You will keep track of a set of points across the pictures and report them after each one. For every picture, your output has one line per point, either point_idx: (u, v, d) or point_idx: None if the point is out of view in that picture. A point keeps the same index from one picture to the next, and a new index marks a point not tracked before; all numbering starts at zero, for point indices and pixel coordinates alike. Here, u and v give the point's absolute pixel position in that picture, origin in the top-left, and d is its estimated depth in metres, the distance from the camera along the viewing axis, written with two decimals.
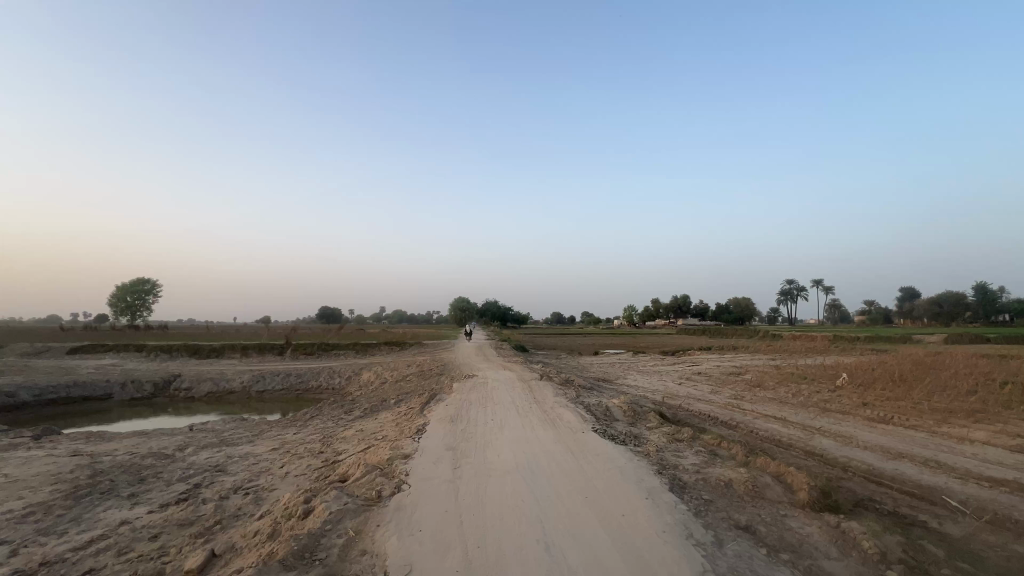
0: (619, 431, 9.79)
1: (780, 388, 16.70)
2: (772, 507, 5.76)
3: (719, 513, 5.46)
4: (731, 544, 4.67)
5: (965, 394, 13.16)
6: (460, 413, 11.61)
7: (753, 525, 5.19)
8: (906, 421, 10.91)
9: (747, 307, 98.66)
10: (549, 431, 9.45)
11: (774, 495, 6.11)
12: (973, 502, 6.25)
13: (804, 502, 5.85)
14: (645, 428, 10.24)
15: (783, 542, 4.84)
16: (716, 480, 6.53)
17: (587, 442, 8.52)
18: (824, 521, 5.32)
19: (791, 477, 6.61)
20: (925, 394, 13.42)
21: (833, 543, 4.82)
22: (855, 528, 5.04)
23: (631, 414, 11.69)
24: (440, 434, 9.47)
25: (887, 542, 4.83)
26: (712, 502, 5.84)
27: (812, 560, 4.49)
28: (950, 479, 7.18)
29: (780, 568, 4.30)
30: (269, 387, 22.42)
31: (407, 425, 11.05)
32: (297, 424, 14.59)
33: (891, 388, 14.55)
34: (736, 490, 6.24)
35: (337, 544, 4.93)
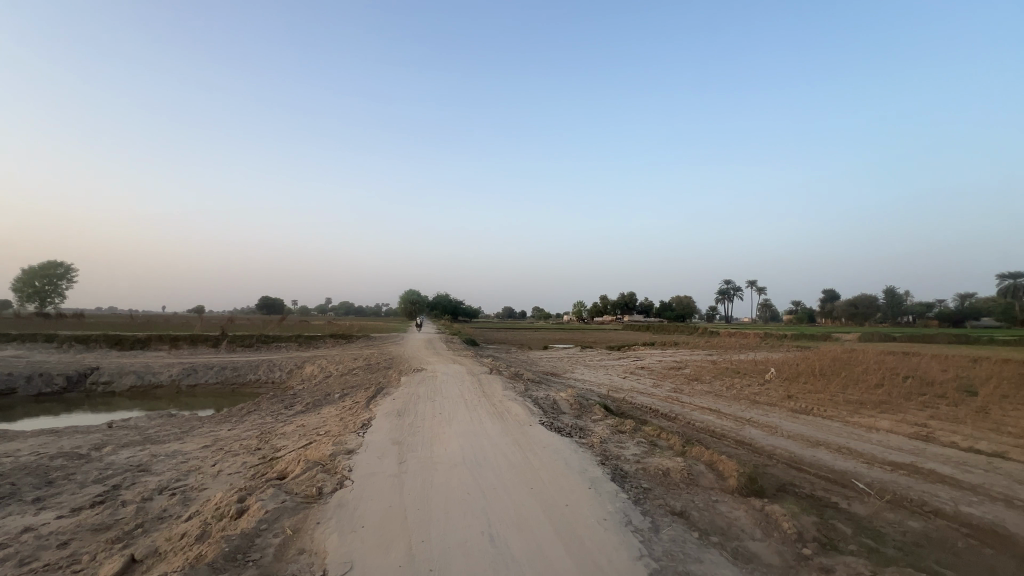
0: (565, 423, 10.02)
1: (716, 381, 17.72)
2: (705, 493, 6.12)
3: (656, 501, 5.74)
4: (667, 530, 4.91)
5: (873, 386, 14.55)
6: (407, 406, 11.44)
7: (687, 510, 5.49)
8: (824, 412, 11.94)
9: (689, 306, 103.43)
10: (497, 424, 9.52)
11: (706, 482, 6.48)
12: (877, 485, 6.93)
13: (733, 488, 6.26)
14: (590, 421, 10.55)
15: (713, 526, 5.16)
16: (655, 469, 6.84)
17: (533, 434, 8.64)
18: (750, 505, 5.71)
19: (722, 465, 7.04)
20: (840, 387, 14.72)
21: (758, 525, 5.18)
22: (777, 511, 5.45)
23: (578, 407, 11.97)
24: (386, 428, 9.28)
25: (804, 522, 5.25)
26: (650, 490, 6.12)
27: (739, 541, 4.82)
28: (859, 464, 7.90)
29: (709, 549, 4.58)
30: (201, 381, 21.05)
31: (352, 420, 10.74)
32: (231, 420, 13.78)
33: (812, 382, 15.81)
34: (673, 478, 6.58)
35: (273, 544, 4.72)
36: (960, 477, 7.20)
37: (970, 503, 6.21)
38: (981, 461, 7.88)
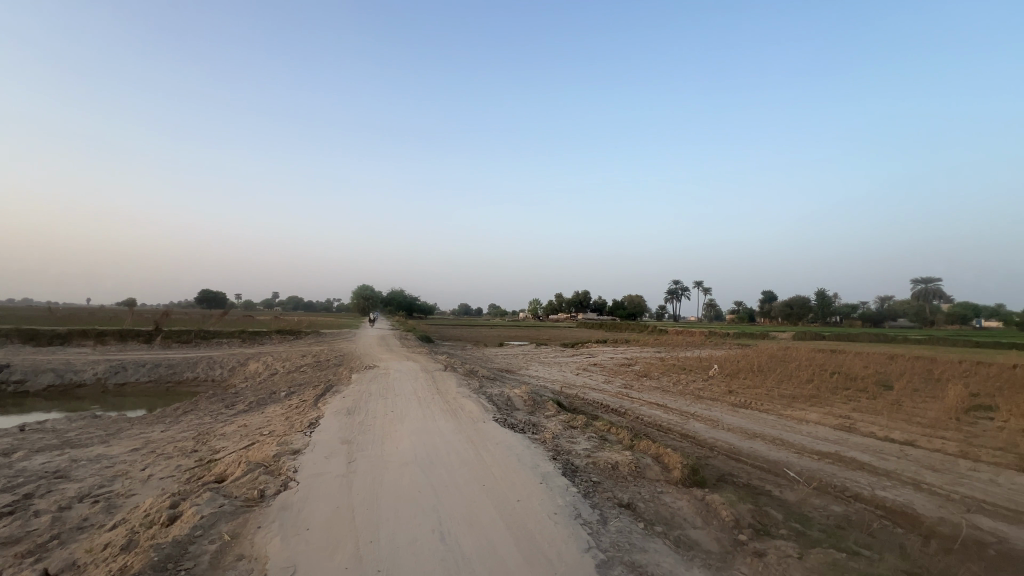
0: (519, 420, 10.10)
1: (663, 377, 18.45)
2: (651, 484, 6.36)
3: (605, 493, 5.90)
4: (614, 521, 5.06)
5: (805, 381, 15.65)
6: (358, 404, 11.14)
7: (634, 502, 5.68)
8: (761, 405, 12.71)
9: (639, 305, 106.84)
10: (451, 421, 9.46)
11: (653, 474, 6.74)
12: (806, 473, 7.45)
13: (677, 479, 6.54)
14: (543, 417, 10.70)
15: (658, 516, 5.37)
16: (604, 463, 7.03)
17: (487, 431, 8.64)
18: (692, 495, 5.98)
19: (667, 457, 7.34)
20: (775, 382, 15.72)
21: (699, 514, 5.44)
22: (716, 500, 5.74)
23: (531, 403, 12.08)
24: (335, 427, 9.00)
25: (741, 510, 5.57)
26: (600, 483, 6.29)
27: (681, 530, 5.04)
28: (790, 454, 8.47)
29: (654, 539, 4.76)
30: (131, 380, 19.56)
31: (298, 419, 10.33)
32: (164, 421, 12.88)
33: (751, 378, 16.78)
34: (621, 471, 6.79)
35: (208, 551, 4.46)
36: (877, 464, 7.86)
37: (885, 487, 6.80)
38: (895, 449, 8.65)
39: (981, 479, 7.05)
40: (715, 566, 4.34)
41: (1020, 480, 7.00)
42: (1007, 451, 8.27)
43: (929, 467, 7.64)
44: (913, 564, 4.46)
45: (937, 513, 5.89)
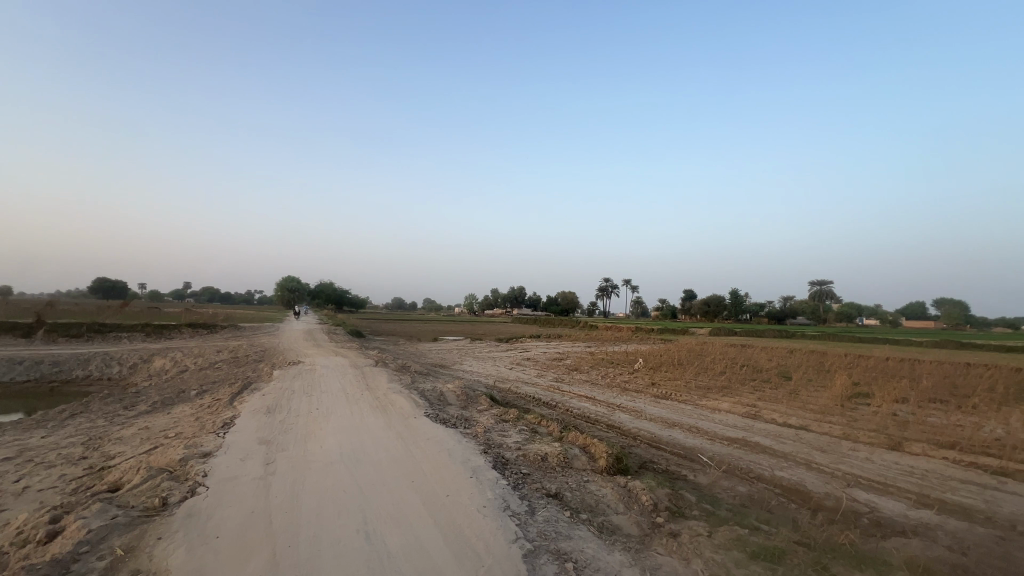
0: (451, 414, 10.03)
1: (592, 371, 19.19)
2: (578, 474, 6.58)
3: (533, 484, 6.03)
4: (542, 512, 5.17)
5: (718, 373, 16.99)
6: (279, 402, 10.50)
7: (561, 492, 5.85)
8: (679, 396, 13.62)
9: (572, 301, 110.08)
10: (380, 417, 9.19)
11: (580, 464, 6.98)
12: (717, 458, 8.07)
13: (602, 468, 6.83)
14: (475, 411, 10.72)
15: (583, 504, 5.57)
16: (534, 455, 7.16)
17: (417, 427, 8.49)
18: (616, 483, 6.26)
19: (594, 447, 7.63)
20: (693, 374, 16.90)
21: (621, 500, 5.71)
22: (637, 486, 6.07)
23: (464, 398, 12.05)
24: (253, 427, 8.42)
25: (659, 494, 5.93)
26: (529, 475, 6.42)
27: (604, 516, 5.27)
28: (704, 441, 9.14)
29: (579, 526, 4.94)
30: (3, 380, 17.00)
31: (211, 419, 9.53)
32: (46, 425, 11.33)
33: (672, 370, 17.89)
34: (550, 462, 6.96)
35: (97, 569, 3.99)
36: (777, 447, 8.69)
37: (783, 468, 7.55)
38: (792, 433, 9.62)
39: (860, 458, 8.04)
40: (635, 549, 4.58)
41: (890, 457, 8.05)
42: (880, 432, 9.50)
43: (819, 449, 8.59)
44: (804, 534, 4.99)
45: (824, 489, 6.63)
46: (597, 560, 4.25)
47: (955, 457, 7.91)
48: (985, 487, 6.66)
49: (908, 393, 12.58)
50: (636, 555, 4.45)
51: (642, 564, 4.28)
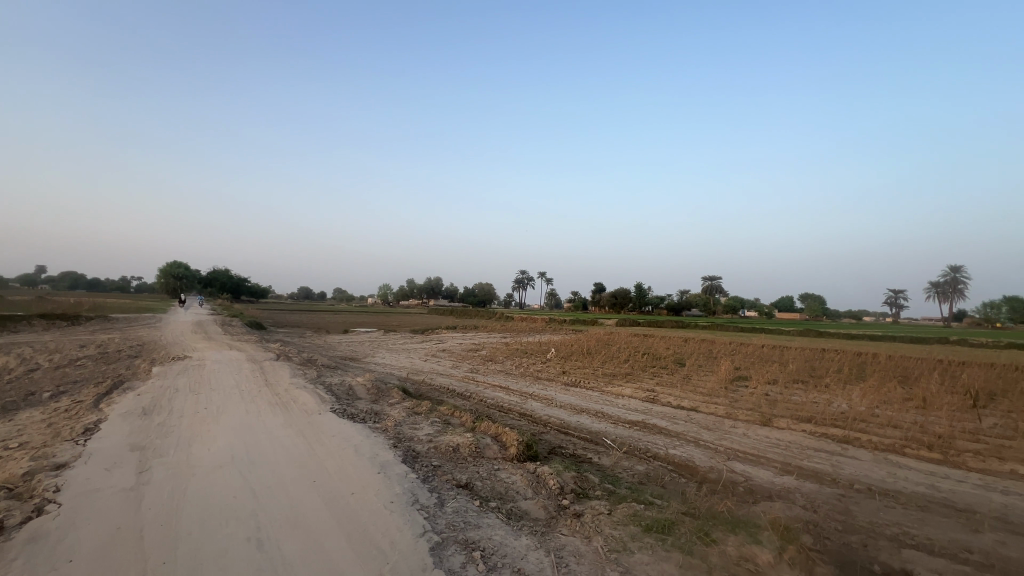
0: (360, 409, 9.62)
1: (507, 361, 19.53)
2: (489, 463, 6.65)
3: (443, 476, 5.98)
4: (451, 503, 5.15)
5: (623, 361, 18.15)
6: (157, 403, 9.31)
7: (471, 482, 5.87)
8: (588, 383, 14.35)
9: (488, 292, 110.77)
10: (279, 415, 8.54)
11: (491, 453, 7.05)
12: (619, 440, 8.60)
13: (513, 456, 6.96)
14: (386, 405, 10.39)
15: (493, 492, 5.64)
16: (446, 447, 7.10)
17: (322, 423, 8.02)
18: (525, 469, 6.44)
19: (505, 436, 7.75)
20: (600, 363, 17.88)
21: (530, 485, 5.87)
22: (545, 471, 6.28)
23: (375, 391, 11.63)
24: (123, 431, 7.38)
25: (565, 477, 6.19)
26: (440, 466, 6.36)
27: (513, 503, 5.38)
28: (609, 425, 9.70)
29: (488, 514, 5.00)
30: None
31: (68, 425, 8.20)
32: None
33: (581, 359, 18.75)
34: (461, 453, 6.95)
35: None
36: (672, 428, 9.49)
37: (675, 446, 8.24)
38: (684, 414, 10.58)
39: (738, 434, 9.04)
40: (541, 532, 4.72)
41: (762, 431, 9.16)
42: (755, 411, 10.76)
43: (706, 427, 9.52)
44: (691, 505, 5.49)
45: (709, 463, 7.36)
46: (504, 546, 4.32)
47: (812, 430, 9.21)
48: (833, 454, 7.83)
49: (777, 376, 14.43)
50: (542, 538, 4.60)
51: (547, 546, 4.43)
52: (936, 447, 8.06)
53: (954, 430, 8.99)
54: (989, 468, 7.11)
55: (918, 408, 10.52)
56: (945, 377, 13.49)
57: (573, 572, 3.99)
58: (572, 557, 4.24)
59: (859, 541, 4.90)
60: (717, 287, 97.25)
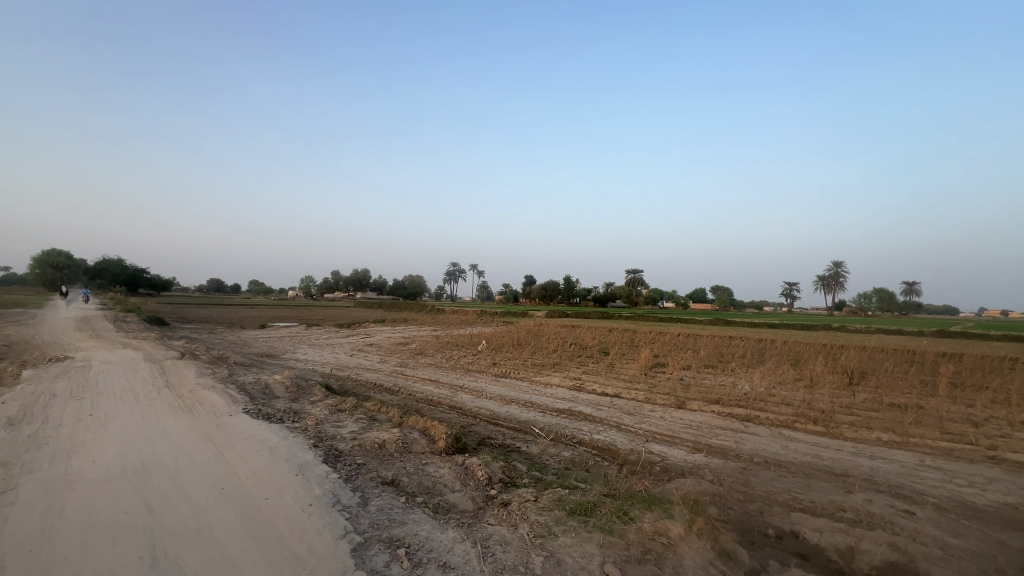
0: (276, 409, 8.99)
1: (437, 354, 19.31)
2: (416, 458, 6.51)
3: (368, 474, 5.77)
4: (375, 501, 4.97)
5: (551, 351, 18.65)
6: (27, 411, 8.06)
7: (397, 478, 5.73)
8: (517, 374, 14.57)
9: (419, 285, 108.42)
10: (183, 418, 7.76)
11: (418, 448, 6.92)
12: (547, 428, 8.82)
13: (441, 449, 6.88)
14: (307, 403, 9.84)
15: (420, 487, 5.54)
16: (370, 444, 6.85)
17: (233, 426, 7.39)
18: (453, 462, 6.39)
19: (433, 429, 7.64)
20: (530, 353, 18.22)
21: (458, 478, 5.84)
22: (474, 463, 6.28)
23: (295, 389, 10.96)
24: None
25: (493, 468, 6.23)
26: (364, 464, 6.13)
27: (441, 496, 5.32)
28: (537, 414, 9.91)
29: (414, 509, 4.90)
30: None
31: None
32: None
33: (511, 351, 18.99)
34: (387, 449, 6.75)
35: None
36: (597, 414, 9.90)
37: (599, 432, 8.61)
38: (608, 401, 11.09)
39: (656, 417, 9.63)
40: (468, 523, 4.72)
41: (677, 414, 9.82)
42: (672, 395, 11.54)
43: (627, 412, 10.03)
44: (611, 487, 5.76)
45: (630, 446, 7.76)
46: (430, 540, 4.26)
47: (720, 410, 10.03)
48: (737, 431, 8.60)
49: (690, 362, 15.57)
50: (469, 529, 4.59)
51: (473, 537, 4.43)
52: (820, 421, 9.12)
53: (835, 405, 10.24)
54: (861, 437, 8.19)
55: (806, 387, 11.87)
56: (828, 359, 15.30)
57: (499, 560, 4.03)
58: (498, 545, 4.28)
59: (757, 508, 5.42)
60: (639, 280, 102.71)
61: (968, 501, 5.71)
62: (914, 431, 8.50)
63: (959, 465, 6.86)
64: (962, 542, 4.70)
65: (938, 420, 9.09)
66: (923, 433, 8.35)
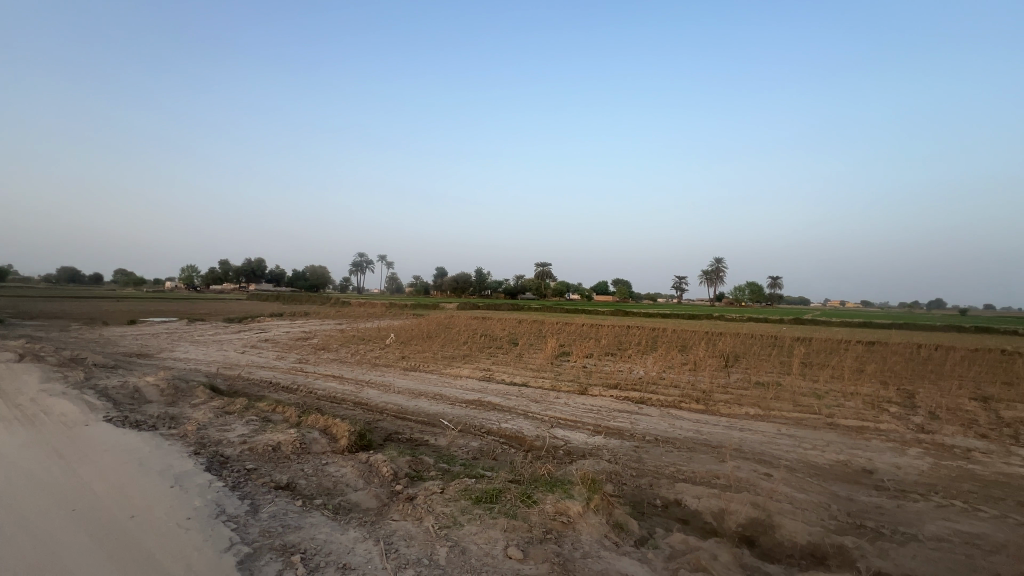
0: (148, 414, 7.93)
1: (341, 349, 18.35)
2: (315, 459, 6.16)
3: (259, 479, 5.34)
4: (267, 507, 4.63)
5: (462, 343, 18.63)
6: None
7: (294, 481, 5.38)
8: (427, 367, 14.35)
9: (321, 276, 101.55)
10: (20, 432, 6.52)
11: (319, 447, 6.54)
12: (456, 420, 8.82)
13: (344, 448, 6.58)
14: (188, 406, 8.82)
15: (319, 489, 5.25)
16: (262, 447, 6.33)
17: (89, 436, 6.39)
18: (356, 460, 6.15)
19: (335, 428, 7.27)
20: (440, 346, 18.06)
21: (361, 476, 5.62)
22: (378, 459, 6.09)
23: (172, 391, 9.75)
24: None
25: (399, 463, 6.09)
26: (255, 469, 5.65)
27: (342, 497, 5.09)
28: (446, 406, 9.87)
29: (312, 512, 4.64)
30: None
31: None
32: None
33: (421, 343, 18.66)
34: (282, 451, 6.28)
35: None
36: (504, 403, 10.11)
37: (507, 420, 8.82)
38: (516, 390, 11.38)
39: (560, 403, 10.09)
40: (371, 521, 4.58)
41: (581, 399, 10.38)
42: (575, 382, 12.18)
43: (534, 400, 10.39)
44: (517, 473, 5.93)
45: (535, 433, 8.04)
46: (329, 543, 4.06)
47: (618, 394, 10.78)
48: (632, 413, 9.31)
49: (593, 350, 16.52)
50: (371, 527, 4.45)
51: (376, 534, 4.31)
52: (701, 400, 10.22)
53: (713, 385, 11.54)
54: (733, 412, 9.32)
55: (690, 370, 13.22)
56: (708, 345, 17.18)
57: (403, 555, 3.96)
58: (401, 541, 4.20)
59: (647, 482, 5.94)
60: (547, 273, 106.44)
61: (812, 461, 6.78)
62: (773, 404, 9.88)
63: (807, 432, 8.11)
64: (806, 496, 5.57)
65: (791, 394, 10.67)
66: (780, 406, 9.75)
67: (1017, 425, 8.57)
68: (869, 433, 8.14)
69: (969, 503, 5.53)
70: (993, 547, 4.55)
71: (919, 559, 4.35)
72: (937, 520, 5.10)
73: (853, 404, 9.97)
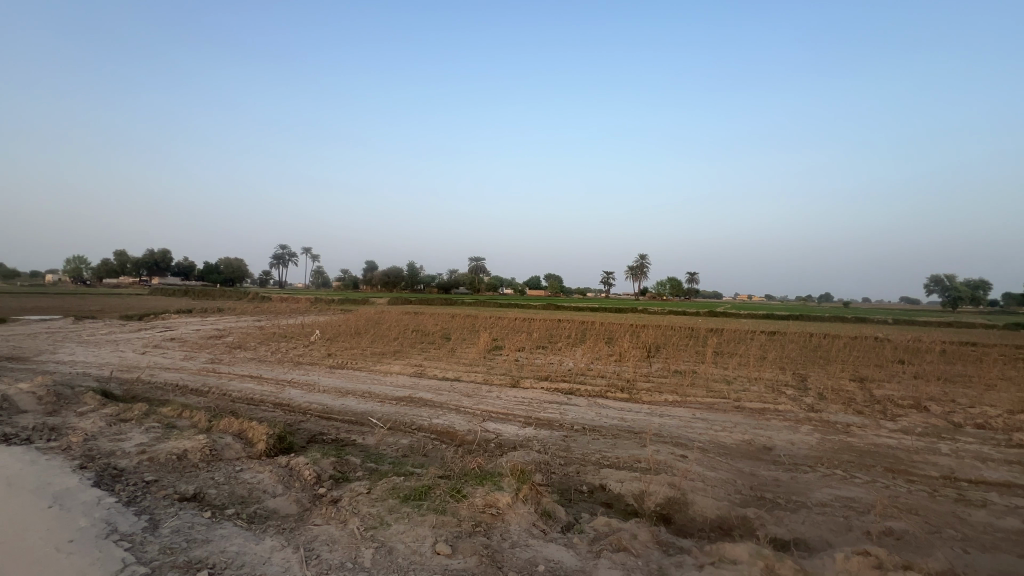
0: (22, 426, 6.89)
1: (258, 347, 17.12)
2: (228, 466, 5.71)
3: (160, 492, 4.85)
4: (169, 522, 4.22)
5: (393, 339, 18.14)
6: None
7: (202, 491, 4.95)
8: (356, 364, 13.80)
9: (239, 268, 94.16)
10: None
11: (232, 454, 6.06)
12: (385, 418, 8.56)
13: (261, 453, 6.15)
14: (74, 414, 7.81)
15: (232, 498, 4.87)
16: (165, 456, 5.75)
17: None
18: (275, 464, 5.77)
19: (251, 431, 6.76)
20: (369, 342, 17.43)
21: (280, 481, 5.29)
22: (300, 462, 5.76)
23: (53, 398, 8.57)
24: None
25: (323, 465, 5.81)
26: (155, 481, 5.13)
27: (258, 504, 4.77)
28: (375, 404, 9.58)
29: (223, 524, 4.29)
30: None
31: None
32: None
33: (349, 340, 17.95)
34: (189, 459, 5.75)
35: None
36: (436, 399, 9.99)
37: (438, 416, 8.72)
38: (448, 385, 11.28)
39: (493, 397, 10.15)
40: (289, 528, 4.32)
41: (513, 392, 10.50)
42: (507, 375, 12.31)
43: (466, 395, 10.35)
44: (447, 468, 5.88)
45: (467, 427, 8.02)
46: (241, 555, 3.79)
47: (549, 386, 11.04)
48: (562, 404, 9.58)
49: (525, 343, 16.77)
50: (290, 535, 4.20)
51: (295, 542, 4.08)
52: (626, 389, 10.75)
53: (637, 375, 12.17)
54: (654, 399, 9.90)
55: (616, 361, 13.85)
56: (633, 336, 18.12)
57: (325, 561, 3.79)
58: (324, 546, 4.02)
59: (574, 469, 6.15)
60: (482, 268, 106.35)
61: (721, 441, 7.38)
62: (689, 391, 10.63)
63: (718, 415, 8.82)
64: (715, 474, 6.06)
65: (705, 381, 11.53)
66: (695, 392, 10.51)
67: (885, 402, 9.92)
68: (769, 413, 9.02)
69: (847, 471, 6.32)
70: (865, 508, 5.24)
71: (807, 524, 4.90)
72: (822, 487, 5.77)
73: (757, 388, 10.99)
